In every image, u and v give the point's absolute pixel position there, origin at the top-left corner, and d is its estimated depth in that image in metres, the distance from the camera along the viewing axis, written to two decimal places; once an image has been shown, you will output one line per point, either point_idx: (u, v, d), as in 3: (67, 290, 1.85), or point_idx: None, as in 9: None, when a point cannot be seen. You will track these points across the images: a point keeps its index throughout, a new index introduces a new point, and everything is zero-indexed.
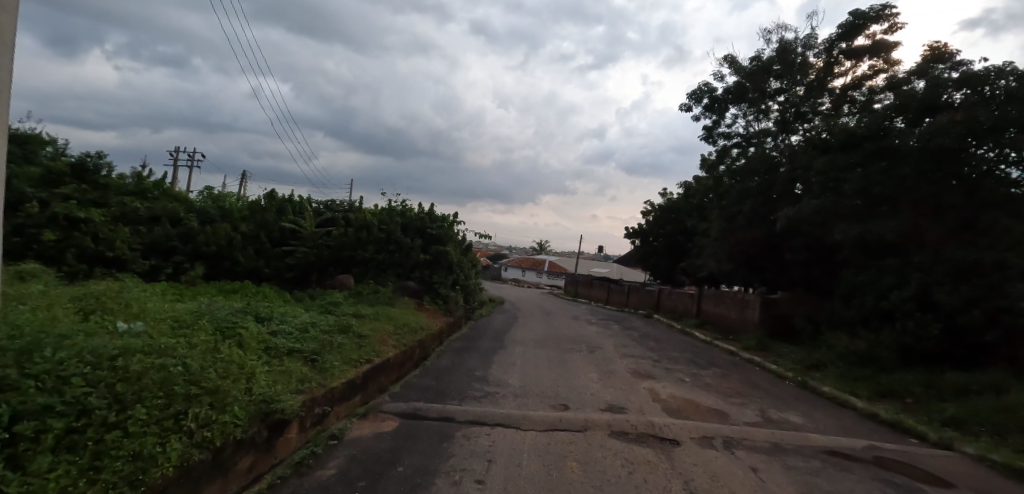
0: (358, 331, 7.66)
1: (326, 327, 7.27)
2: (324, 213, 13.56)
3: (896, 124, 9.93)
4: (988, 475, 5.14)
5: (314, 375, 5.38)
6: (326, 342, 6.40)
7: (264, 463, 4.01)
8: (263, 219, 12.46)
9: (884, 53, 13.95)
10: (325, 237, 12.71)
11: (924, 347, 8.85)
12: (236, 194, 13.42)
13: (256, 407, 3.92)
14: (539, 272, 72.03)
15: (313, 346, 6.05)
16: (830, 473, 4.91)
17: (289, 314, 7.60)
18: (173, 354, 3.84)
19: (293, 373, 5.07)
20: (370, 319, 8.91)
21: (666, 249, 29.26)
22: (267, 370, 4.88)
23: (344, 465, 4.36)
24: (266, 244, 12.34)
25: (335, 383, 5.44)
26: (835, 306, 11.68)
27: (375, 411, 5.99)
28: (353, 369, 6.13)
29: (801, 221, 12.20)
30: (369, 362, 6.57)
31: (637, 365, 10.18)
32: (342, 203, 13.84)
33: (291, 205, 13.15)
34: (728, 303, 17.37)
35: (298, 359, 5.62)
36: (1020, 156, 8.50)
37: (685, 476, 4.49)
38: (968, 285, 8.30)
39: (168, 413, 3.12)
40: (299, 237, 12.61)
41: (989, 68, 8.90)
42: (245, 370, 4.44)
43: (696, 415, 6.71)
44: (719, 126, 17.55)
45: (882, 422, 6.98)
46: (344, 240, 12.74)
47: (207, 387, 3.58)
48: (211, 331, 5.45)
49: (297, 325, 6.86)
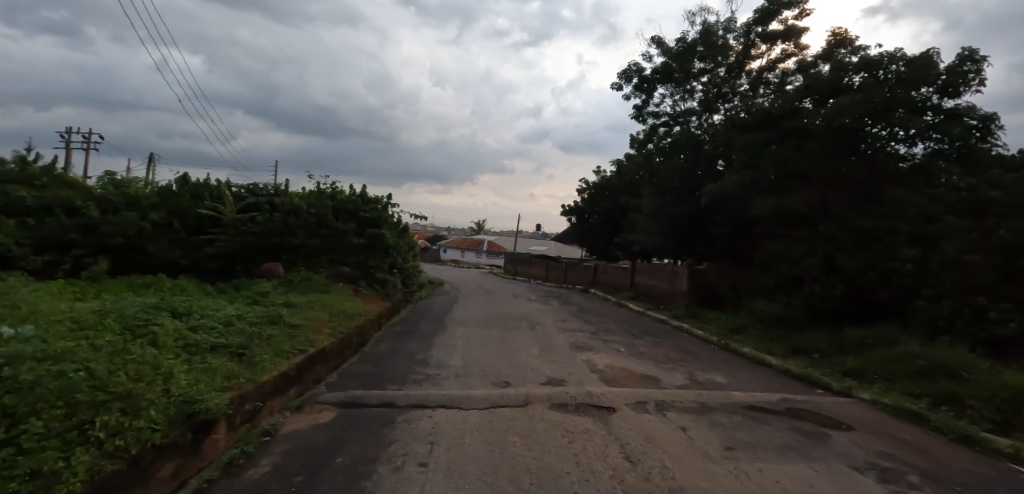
0: (288, 321, 7.57)
1: (255, 319, 7.16)
2: (246, 198, 13.04)
3: (804, 105, 10.75)
4: (883, 418, 5.86)
5: (242, 369, 5.27)
6: (254, 336, 6.30)
7: (190, 467, 3.84)
8: (178, 206, 11.56)
9: (795, 39, 14.90)
10: (249, 224, 12.24)
11: (830, 307, 9.79)
12: (143, 181, 12.43)
13: (177, 409, 3.76)
14: (479, 252, 72.20)
15: (240, 341, 5.94)
16: (750, 426, 5.43)
17: (211, 307, 7.34)
18: (72, 360, 3.68)
19: (219, 370, 4.97)
20: (302, 308, 8.77)
21: (601, 227, 30.19)
22: (189, 369, 4.75)
23: (278, 461, 4.30)
24: (182, 234, 11.53)
25: (265, 377, 5.34)
26: (755, 274, 12.58)
27: (311, 402, 5.95)
28: (285, 361, 6.03)
29: (723, 196, 12.97)
30: (302, 353, 6.49)
31: (575, 338, 10.62)
32: (265, 187, 13.37)
33: (207, 191, 12.27)
34: (659, 275, 18.26)
35: (223, 354, 5.52)
36: (906, 135, 9.59)
37: (621, 440, 4.85)
38: (865, 251, 9.24)
39: (71, 424, 2.97)
40: (219, 225, 11.90)
41: (883, 54, 9.85)
42: (160, 371, 4.31)
43: (630, 382, 7.16)
44: (648, 105, 18.20)
45: (794, 377, 7.73)
46: (271, 226, 12.38)
47: (116, 392, 3.48)
48: (121, 330, 5.22)
49: (220, 318, 6.69)
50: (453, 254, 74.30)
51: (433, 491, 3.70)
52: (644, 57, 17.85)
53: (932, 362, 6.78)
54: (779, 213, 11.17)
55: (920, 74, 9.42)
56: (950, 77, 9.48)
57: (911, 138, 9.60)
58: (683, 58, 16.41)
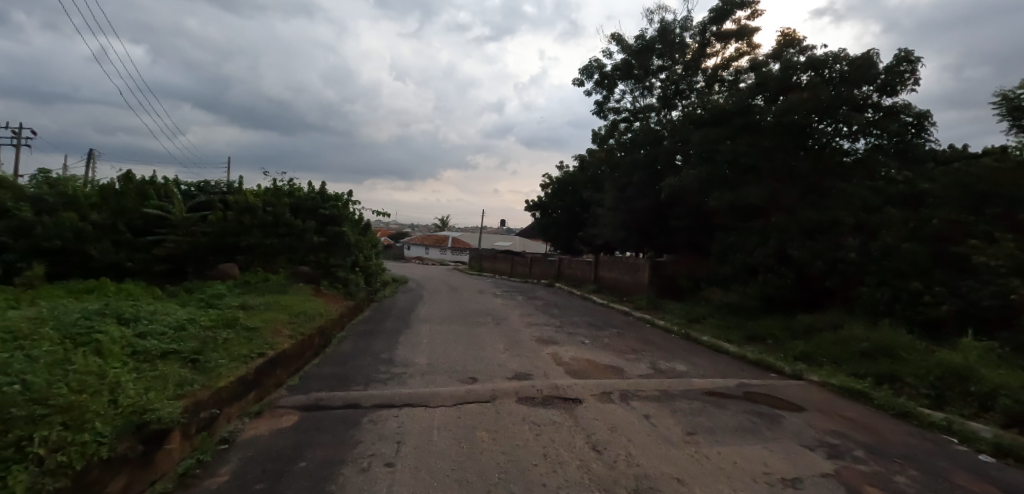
0: (245, 324, 7.42)
1: (209, 323, 7.02)
2: (196, 196, 12.77)
3: (757, 102, 11.17)
4: (831, 398, 6.23)
5: (196, 376, 5.06)
6: (208, 341, 6.15)
7: (141, 481, 3.60)
8: (121, 206, 11.23)
9: (748, 38, 15.43)
10: (200, 223, 11.87)
11: (782, 295, 10.26)
12: (84, 180, 11.95)
13: (125, 420, 3.55)
14: (443, 249, 71.86)
15: (193, 346, 5.79)
16: (709, 411, 5.68)
17: (161, 311, 7.14)
18: (6, 373, 3.46)
19: (171, 378, 4.76)
20: (259, 309, 8.62)
21: (564, 221, 30.55)
22: (137, 378, 4.54)
23: (238, 469, 4.15)
24: (127, 234, 11.19)
25: (222, 382, 5.13)
26: (713, 265, 13.04)
27: (271, 407, 5.83)
28: (242, 365, 5.87)
29: (682, 190, 13.36)
30: (261, 356, 6.36)
31: (541, 332, 10.79)
32: (216, 185, 13.09)
33: (154, 189, 11.94)
34: (621, 268, 18.67)
35: (174, 361, 5.33)
36: (850, 131, 10.12)
37: (586, 430, 5.01)
38: (813, 241, 9.73)
39: (6, 441, 2.76)
40: (167, 225, 11.53)
41: (828, 53, 10.33)
42: (105, 382, 4.10)
43: (595, 373, 7.35)
44: (609, 101, 18.51)
45: (750, 362, 8.09)
46: (224, 225, 12.08)
47: (56, 405, 3.26)
48: (60, 339, 4.96)
49: (172, 324, 6.51)
50: (417, 251, 73.58)
51: (400, 491, 3.68)
52: (604, 54, 18.14)
53: (874, 343, 7.23)
54: (734, 206, 11.61)
55: (861, 74, 10.00)
56: (888, 77, 10.06)
57: (854, 134, 10.13)
58: (642, 55, 16.77)
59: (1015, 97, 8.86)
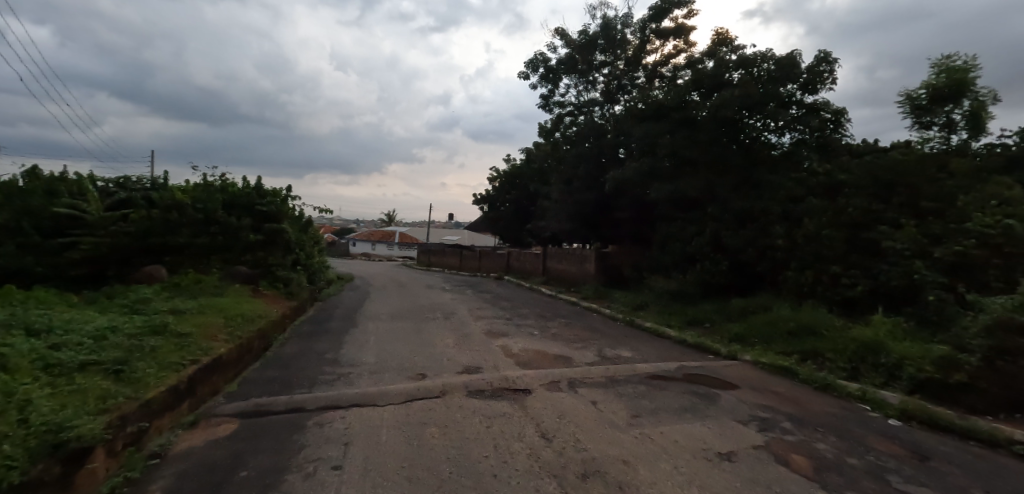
0: (176, 330, 7.07)
1: (134, 331, 6.64)
2: (114, 193, 11.86)
3: (693, 98, 11.70)
4: (762, 375, 6.68)
5: (121, 388, 4.78)
6: (134, 350, 5.83)
7: None
8: (27, 205, 9.85)
9: (685, 36, 16.07)
10: (121, 223, 10.95)
11: (718, 281, 10.86)
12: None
13: (39, 442, 3.29)
14: (390, 245, 70.68)
15: (116, 356, 5.46)
16: (652, 394, 5.98)
17: (78, 321, 6.69)
18: None
19: (92, 392, 4.47)
20: (191, 314, 8.28)
21: (512, 215, 30.78)
22: (53, 394, 4.25)
23: (173, 483, 3.93)
24: (34, 236, 9.83)
25: (150, 393, 4.84)
26: (654, 254, 13.59)
27: (206, 416, 5.58)
28: (174, 373, 5.58)
29: (625, 183, 13.80)
30: (194, 362, 6.08)
31: (490, 325, 10.93)
32: (138, 180, 12.31)
33: (66, 185, 10.58)
34: (568, 259, 19.11)
35: (95, 373, 5.01)
36: (776, 126, 10.80)
37: (536, 419, 5.18)
38: (746, 230, 10.34)
39: None
40: (82, 225, 10.33)
41: (757, 53, 10.98)
42: (14, 401, 3.80)
43: (544, 364, 7.54)
44: (554, 95, 18.80)
45: (689, 346, 8.53)
46: (147, 224, 11.32)
47: None
48: None
49: (91, 334, 6.13)
50: (363, 247, 72.00)
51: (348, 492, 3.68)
52: (549, 48, 18.39)
53: (800, 322, 7.81)
54: (674, 197, 12.14)
55: (786, 72, 10.64)
56: (810, 76, 10.81)
57: (780, 129, 10.82)
58: (586, 50, 17.13)
59: (916, 96, 9.69)
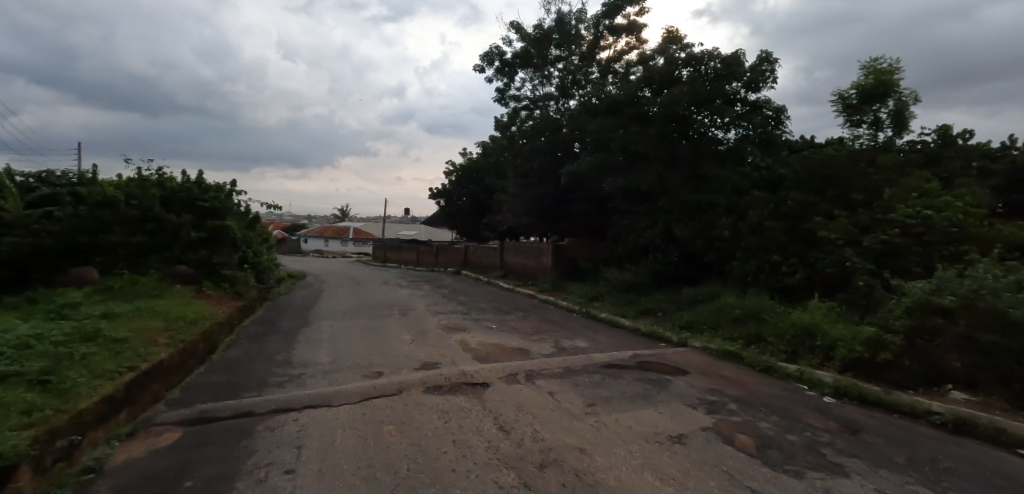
0: (111, 336, 6.70)
1: (64, 338, 6.27)
2: (36, 189, 11.01)
3: (644, 94, 11.95)
4: (711, 361, 6.95)
5: (50, 400, 4.50)
6: (63, 359, 5.50)
7: None
8: None
9: (637, 33, 16.33)
10: (45, 221, 10.34)
11: (670, 271, 11.18)
12: None
13: None
14: (344, 241, 69.09)
15: (43, 366, 5.13)
16: (606, 382, 6.11)
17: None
18: None
19: (15, 406, 4.19)
20: (126, 317, 7.89)
21: (469, 209, 30.61)
22: None
23: None
24: None
25: (82, 404, 4.57)
26: (609, 246, 13.85)
27: (146, 425, 5.33)
28: (109, 382, 5.29)
29: (579, 176, 13.98)
30: (133, 369, 5.78)
31: (448, 320, 10.89)
32: (64, 175, 11.46)
33: None
34: (526, 253, 19.20)
35: (19, 385, 4.70)
36: (723, 122, 11.16)
37: (495, 412, 5.21)
38: (695, 221, 10.67)
39: None
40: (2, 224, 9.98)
41: (704, 51, 11.28)
42: None
43: (502, 357, 7.58)
44: (510, 89, 18.79)
45: (643, 335, 8.77)
46: (76, 223, 10.57)
47: None
48: None
49: (14, 343, 5.74)
50: (316, 243, 70.11)
51: None
52: (504, 41, 18.35)
53: (745, 310, 8.15)
54: (627, 190, 12.39)
55: (732, 70, 10.99)
56: (754, 74, 11.20)
57: (727, 125, 11.19)
58: (540, 44, 17.18)
59: (847, 96, 10.18)
